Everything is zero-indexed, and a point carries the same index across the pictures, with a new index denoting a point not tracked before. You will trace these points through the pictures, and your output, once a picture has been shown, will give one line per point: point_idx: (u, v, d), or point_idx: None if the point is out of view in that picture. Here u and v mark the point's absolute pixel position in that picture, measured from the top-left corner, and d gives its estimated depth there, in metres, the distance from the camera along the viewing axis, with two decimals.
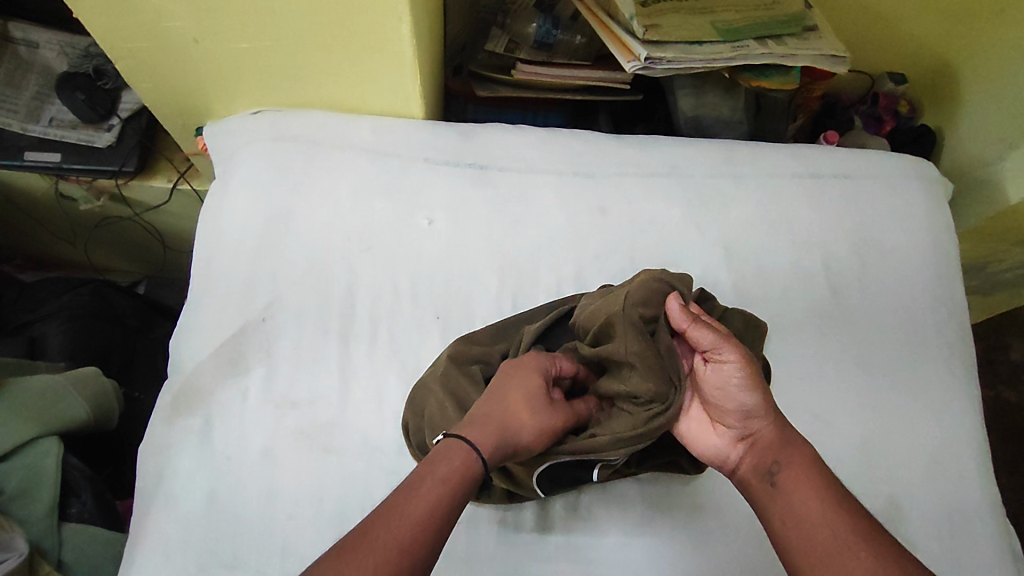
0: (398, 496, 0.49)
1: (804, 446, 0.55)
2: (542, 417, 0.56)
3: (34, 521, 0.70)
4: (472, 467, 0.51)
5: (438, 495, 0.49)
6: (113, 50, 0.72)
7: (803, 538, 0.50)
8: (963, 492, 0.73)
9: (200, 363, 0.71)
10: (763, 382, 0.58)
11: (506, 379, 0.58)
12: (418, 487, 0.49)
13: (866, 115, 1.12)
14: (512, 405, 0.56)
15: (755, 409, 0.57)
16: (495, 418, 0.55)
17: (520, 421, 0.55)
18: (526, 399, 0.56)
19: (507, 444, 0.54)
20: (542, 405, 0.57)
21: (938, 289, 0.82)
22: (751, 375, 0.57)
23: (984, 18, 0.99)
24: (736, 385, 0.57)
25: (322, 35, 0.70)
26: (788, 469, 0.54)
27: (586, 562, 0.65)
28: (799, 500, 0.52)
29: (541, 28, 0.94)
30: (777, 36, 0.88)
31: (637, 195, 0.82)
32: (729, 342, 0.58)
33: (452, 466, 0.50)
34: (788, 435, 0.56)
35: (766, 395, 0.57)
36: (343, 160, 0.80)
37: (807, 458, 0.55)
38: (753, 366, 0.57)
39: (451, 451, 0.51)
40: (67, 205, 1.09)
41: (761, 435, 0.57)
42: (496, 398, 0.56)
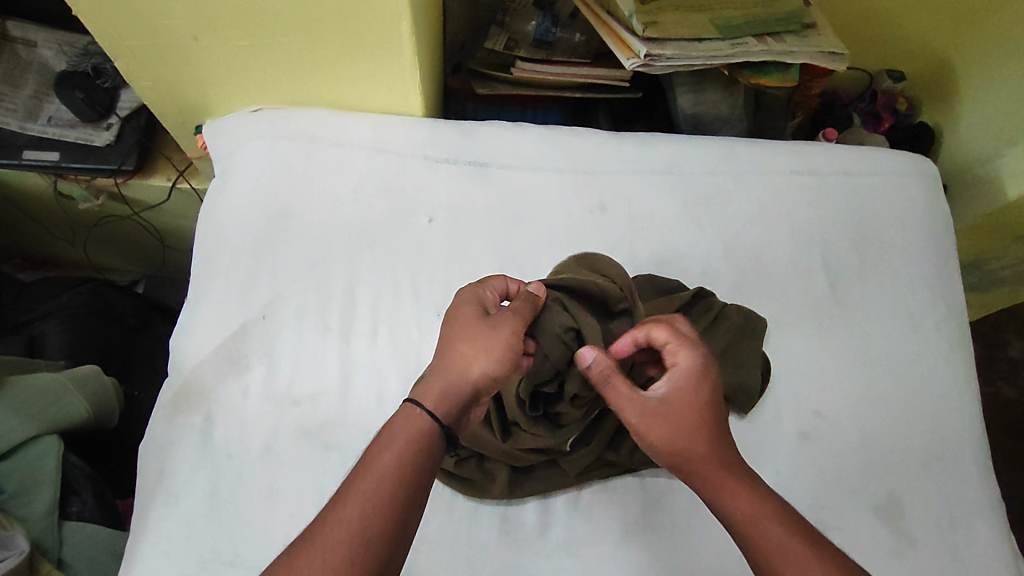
0: (349, 478, 0.48)
1: (731, 482, 0.53)
2: (482, 339, 0.54)
3: (34, 519, 0.70)
4: (420, 424, 0.51)
5: (388, 471, 0.48)
6: (113, 48, 0.72)
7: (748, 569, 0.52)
8: (962, 488, 0.73)
9: (200, 361, 0.71)
10: (677, 433, 0.54)
11: (449, 327, 0.57)
12: (366, 466, 0.48)
13: (864, 112, 1.13)
14: (449, 347, 0.55)
15: (677, 465, 0.55)
16: (436, 370, 0.54)
17: (461, 357, 0.54)
18: (461, 335, 0.55)
19: (454, 385, 0.53)
20: (482, 331, 0.55)
21: (938, 285, 0.83)
22: (661, 435, 0.54)
23: (983, 16, 0.99)
24: (651, 448, 0.55)
25: (322, 34, 0.70)
26: (727, 524, 0.53)
27: (587, 558, 0.65)
28: (747, 554, 0.51)
29: (540, 26, 0.94)
30: (776, 33, 0.88)
31: (636, 192, 0.82)
32: (627, 405, 0.55)
33: (400, 435, 0.50)
34: (712, 480, 0.53)
35: (682, 445, 0.54)
36: (342, 157, 0.80)
37: (741, 505, 0.52)
38: (656, 426, 0.55)
39: (397, 417, 0.52)
40: (66, 204, 1.09)
41: (691, 484, 0.55)
42: (438, 349, 0.56)
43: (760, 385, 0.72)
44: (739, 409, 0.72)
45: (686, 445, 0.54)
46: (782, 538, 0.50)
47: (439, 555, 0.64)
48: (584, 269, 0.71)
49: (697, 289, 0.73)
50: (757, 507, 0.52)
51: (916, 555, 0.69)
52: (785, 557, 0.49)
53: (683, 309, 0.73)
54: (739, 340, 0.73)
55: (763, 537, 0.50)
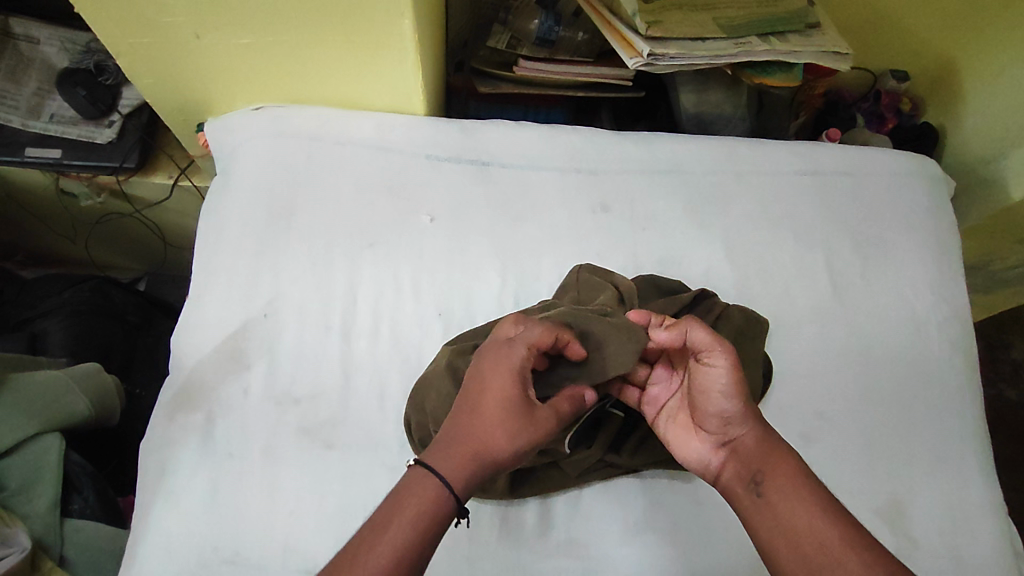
0: (360, 542, 0.49)
1: (789, 453, 0.55)
2: (520, 436, 0.54)
3: (36, 517, 0.70)
4: (437, 502, 0.51)
5: (405, 538, 0.49)
6: (115, 46, 0.72)
7: (791, 544, 0.51)
8: (965, 490, 0.73)
9: (201, 359, 0.71)
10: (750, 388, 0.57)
11: (485, 398, 0.54)
12: (380, 535, 0.49)
13: (869, 113, 1.13)
14: (481, 424, 0.53)
15: (743, 414, 0.56)
16: (459, 442, 0.53)
17: (489, 443, 0.53)
18: (494, 420, 0.53)
19: (476, 469, 0.53)
20: (518, 427, 0.54)
21: (941, 287, 0.82)
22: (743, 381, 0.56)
23: (989, 15, 0.98)
24: (726, 391, 0.56)
25: (324, 33, 0.70)
26: (768, 476, 0.54)
27: (587, 558, 0.65)
28: (782, 509, 0.52)
29: (543, 25, 0.92)
30: (781, 31, 0.87)
31: (638, 192, 0.82)
32: (720, 346, 0.55)
33: (416, 503, 0.51)
34: (770, 444, 0.55)
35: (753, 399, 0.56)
36: (344, 157, 0.80)
37: (789, 464, 0.54)
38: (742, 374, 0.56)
39: (413, 483, 0.52)
40: (68, 202, 1.09)
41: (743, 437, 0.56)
42: (462, 416, 0.54)
43: (762, 386, 0.72)
44: None
45: (754, 401, 0.57)
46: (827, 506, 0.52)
47: (440, 553, 0.64)
48: (592, 277, 0.72)
49: (698, 291, 0.73)
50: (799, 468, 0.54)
51: (919, 557, 0.69)
52: (822, 514, 0.51)
53: (684, 311, 0.73)
54: (744, 339, 0.72)
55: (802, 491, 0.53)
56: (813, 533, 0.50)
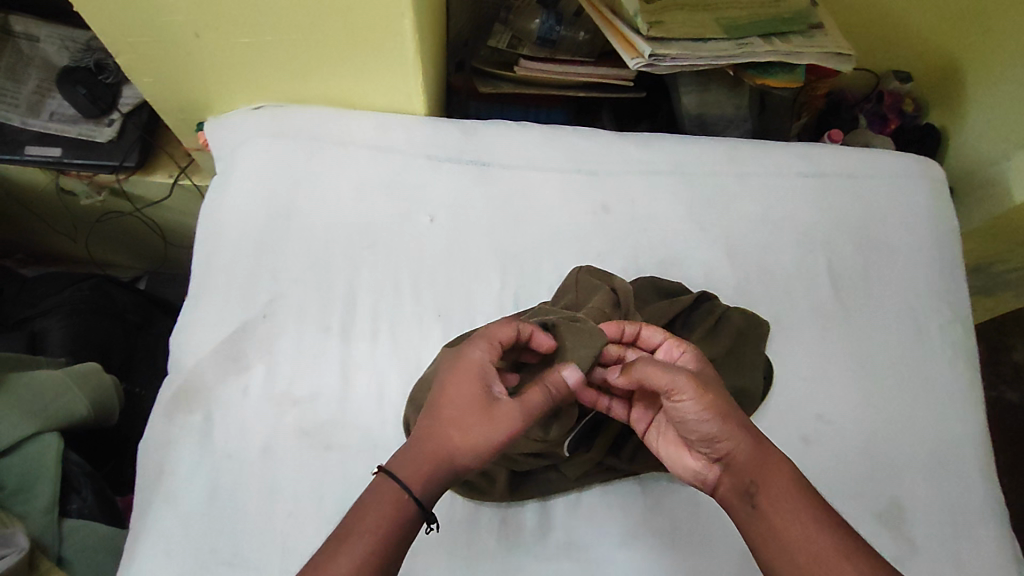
0: (326, 551, 0.50)
1: (779, 459, 0.53)
2: (478, 434, 0.53)
3: (34, 516, 0.70)
4: (401, 508, 0.52)
5: (366, 548, 0.49)
6: (114, 44, 0.72)
7: (790, 554, 0.50)
8: (966, 493, 0.73)
9: (200, 360, 0.70)
10: (727, 402, 0.54)
11: (443, 398, 0.55)
12: (344, 543, 0.50)
13: (870, 113, 1.13)
14: (442, 423, 0.54)
15: (727, 432, 0.53)
16: (423, 443, 0.54)
17: (451, 443, 0.53)
18: (454, 419, 0.54)
19: (439, 470, 0.53)
20: (478, 424, 0.53)
21: (943, 290, 0.82)
22: (716, 402, 0.53)
23: (993, 16, 0.98)
24: (703, 416, 0.53)
25: (324, 33, 0.70)
26: (762, 488, 0.53)
27: (586, 561, 0.65)
28: (778, 520, 0.51)
29: (545, 24, 0.93)
30: (783, 33, 0.87)
31: (639, 193, 0.81)
32: (687, 383, 0.52)
33: (380, 510, 0.51)
34: (760, 456, 0.53)
35: (732, 413, 0.53)
36: (343, 157, 0.80)
37: (781, 471, 0.53)
38: (717, 400, 0.53)
39: (378, 492, 0.52)
40: (68, 200, 1.09)
41: (731, 454, 0.54)
42: (424, 420, 0.55)
43: (763, 389, 0.71)
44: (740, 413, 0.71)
45: (737, 414, 0.54)
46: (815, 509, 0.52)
47: (438, 555, 0.63)
48: (591, 279, 0.71)
49: (699, 293, 0.73)
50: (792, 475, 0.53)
51: (920, 561, 0.69)
52: (816, 521, 0.51)
53: (685, 313, 0.72)
54: (745, 342, 0.72)
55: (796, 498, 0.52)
56: (810, 543, 0.50)
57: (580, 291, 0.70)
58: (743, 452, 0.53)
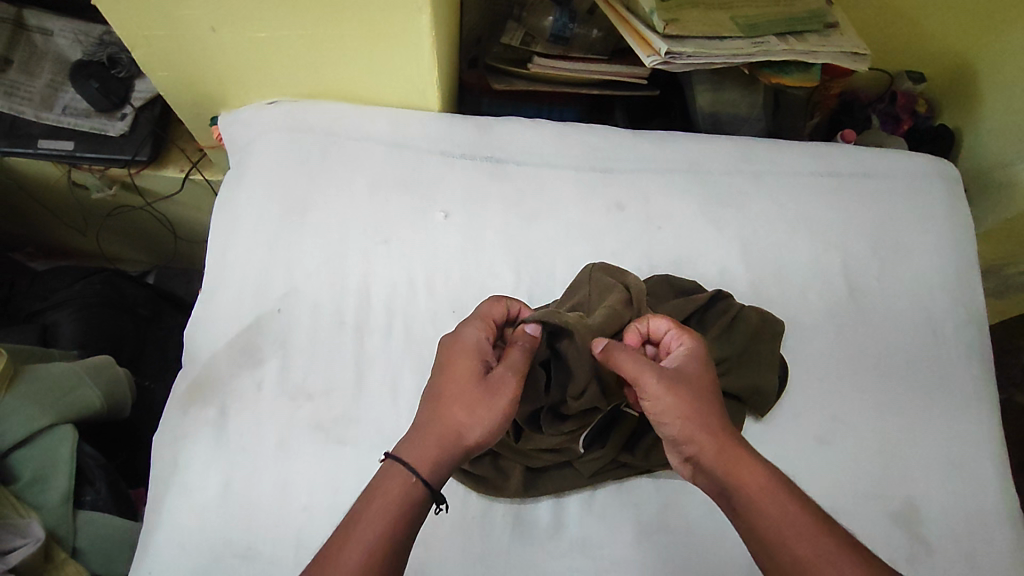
0: (336, 540, 0.49)
1: (751, 457, 0.53)
2: (479, 408, 0.54)
3: (49, 508, 0.70)
4: (411, 490, 0.51)
5: (378, 531, 0.49)
6: (131, 38, 0.72)
7: (767, 551, 0.50)
8: (980, 494, 0.73)
9: (214, 353, 0.70)
10: (694, 401, 0.54)
11: (444, 379, 0.55)
12: (356, 529, 0.49)
13: (884, 113, 1.11)
14: (445, 401, 0.54)
15: (686, 432, 0.54)
16: (428, 425, 0.54)
17: (456, 420, 0.53)
18: (459, 396, 0.54)
19: (446, 450, 0.53)
20: (479, 395, 0.54)
21: (958, 290, 0.82)
22: (674, 401, 0.54)
23: (1009, 16, 0.97)
24: (663, 415, 0.55)
25: (342, 28, 0.70)
26: (734, 488, 0.52)
27: (600, 559, 0.65)
28: (751, 522, 0.51)
29: (557, 22, 0.93)
30: (799, 32, 0.86)
31: (653, 191, 0.81)
32: (643, 376, 0.55)
33: (389, 494, 0.51)
34: (728, 452, 0.53)
35: (693, 412, 0.54)
36: (358, 153, 0.80)
37: (753, 470, 0.52)
38: (679, 397, 0.54)
39: (386, 477, 0.52)
40: (80, 194, 1.09)
41: (698, 453, 0.54)
42: (428, 402, 0.55)
43: (777, 388, 0.71)
44: (754, 412, 0.71)
45: (704, 411, 0.54)
46: (791, 510, 0.50)
47: (453, 551, 0.63)
48: (605, 276, 0.71)
49: (714, 292, 0.73)
50: (768, 474, 0.52)
51: (934, 562, 0.69)
52: (795, 526, 0.50)
53: (700, 311, 0.72)
54: (761, 340, 0.72)
55: (770, 499, 0.51)
56: (783, 541, 0.49)
57: (590, 286, 0.70)
58: (708, 451, 0.53)
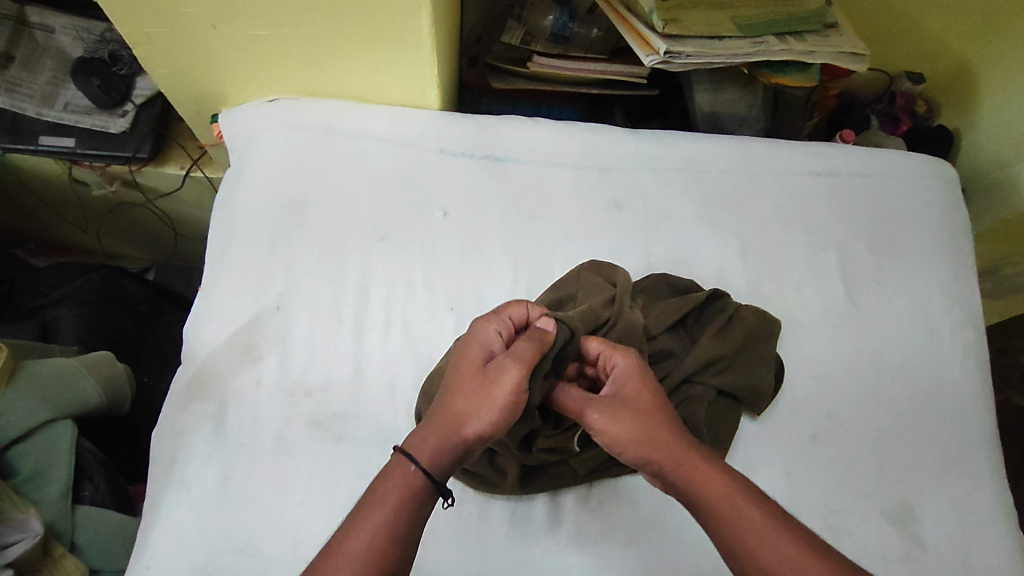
0: (342, 528, 0.49)
1: (705, 467, 0.52)
2: (478, 398, 0.54)
3: (48, 502, 0.71)
4: (414, 479, 0.51)
5: (380, 519, 0.49)
6: (132, 35, 0.72)
7: (743, 563, 0.49)
8: (975, 494, 0.73)
9: (213, 350, 0.71)
10: (638, 423, 0.54)
11: (454, 373, 0.57)
12: (360, 519, 0.49)
13: (882, 114, 1.12)
14: (450, 393, 0.55)
15: (639, 456, 0.54)
16: (435, 418, 0.55)
17: (458, 411, 0.54)
18: (462, 387, 0.55)
19: (449, 441, 0.53)
20: (478, 385, 0.54)
21: (955, 291, 0.82)
22: (618, 428, 0.54)
23: (1010, 17, 0.97)
24: (615, 447, 0.55)
25: (341, 27, 0.71)
26: (696, 505, 0.51)
27: (595, 556, 0.65)
28: (720, 535, 0.50)
29: (557, 21, 0.93)
30: (798, 31, 0.87)
31: (651, 190, 0.82)
32: (584, 412, 0.56)
33: (396, 483, 0.51)
34: (682, 466, 0.52)
35: (640, 433, 0.54)
36: (357, 151, 0.80)
37: (708, 480, 0.52)
38: (621, 422, 0.54)
39: (390, 468, 0.52)
40: (81, 191, 1.09)
41: (658, 474, 0.53)
42: (438, 396, 0.56)
43: (774, 387, 0.72)
44: (751, 411, 0.72)
45: (650, 431, 0.54)
46: (748, 515, 0.49)
47: (450, 547, 0.64)
48: (595, 275, 0.72)
49: (710, 291, 0.74)
50: (724, 482, 0.51)
51: (928, 561, 0.69)
52: (759, 532, 0.49)
53: (697, 310, 0.73)
54: (758, 338, 0.72)
55: (732, 508, 0.50)
56: (752, 549, 0.48)
57: (584, 286, 0.71)
58: (664, 470, 0.53)
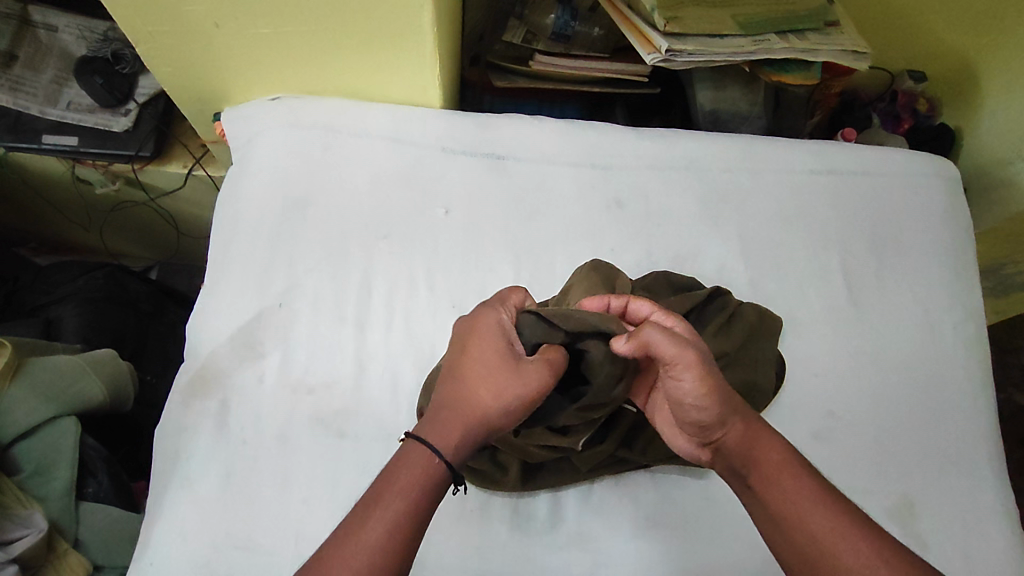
0: (357, 515, 0.49)
1: (771, 435, 0.54)
2: (503, 390, 0.53)
3: (52, 498, 0.71)
4: (435, 469, 0.51)
5: (399, 507, 0.49)
6: (135, 34, 0.72)
7: (795, 529, 0.49)
8: (976, 492, 0.73)
9: (217, 346, 0.71)
10: (722, 380, 0.54)
11: (470, 361, 0.55)
12: (377, 504, 0.49)
13: (884, 113, 1.13)
14: (473, 383, 0.54)
15: (716, 412, 0.53)
16: (456, 408, 0.54)
17: (484, 401, 0.53)
18: (487, 378, 0.54)
19: (473, 430, 0.53)
20: (503, 376, 0.54)
21: (956, 290, 0.82)
22: (711, 378, 0.52)
23: (1014, 16, 0.97)
24: (703, 396, 0.52)
25: (344, 26, 0.71)
26: (760, 469, 0.52)
27: (598, 554, 0.66)
28: (774, 495, 0.50)
29: (560, 19, 0.93)
30: (799, 30, 0.87)
31: (653, 188, 0.82)
32: (686, 352, 0.52)
33: (409, 475, 0.50)
34: (753, 428, 0.54)
35: (726, 390, 0.53)
36: (360, 149, 0.80)
37: (775, 448, 0.53)
38: (712, 376, 0.52)
39: (409, 457, 0.51)
40: (83, 189, 1.10)
41: (727, 432, 0.54)
42: (453, 384, 0.55)
43: (774, 384, 0.72)
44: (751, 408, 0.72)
45: (730, 393, 0.53)
46: (803, 486, 0.50)
47: (452, 545, 0.64)
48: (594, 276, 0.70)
49: (712, 288, 0.73)
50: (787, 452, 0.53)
51: (929, 558, 0.69)
52: (814, 499, 0.49)
53: (699, 306, 0.72)
54: (757, 335, 0.72)
55: (792, 477, 0.51)
56: (810, 514, 0.49)
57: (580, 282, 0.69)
58: (735, 432, 0.54)
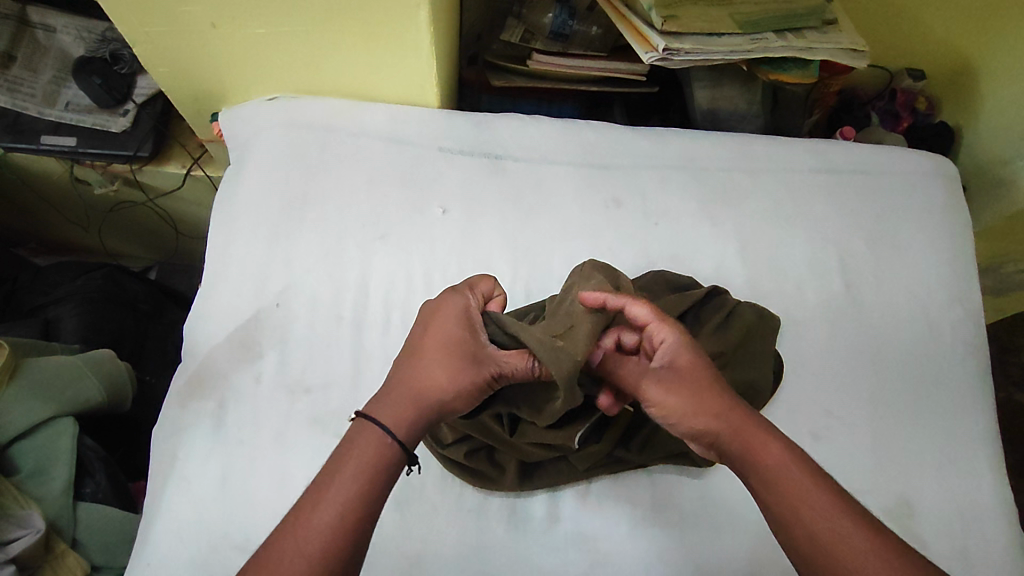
0: (310, 497, 0.47)
1: (768, 437, 0.52)
2: (459, 373, 0.55)
3: (50, 498, 0.71)
4: (388, 449, 0.50)
5: (352, 489, 0.48)
6: (132, 34, 0.72)
7: (797, 536, 0.48)
8: (976, 491, 0.73)
9: (215, 346, 0.71)
10: (695, 395, 0.54)
11: (432, 342, 0.56)
12: (330, 486, 0.48)
13: (883, 112, 1.12)
14: (432, 365, 0.55)
15: (698, 427, 0.54)
16: (413, 388, 0.54)
17: (439, 381, 0.55)
18: (446, 360, 0.55)
19: (426, 413, 0.54)
20: (462, 362, 0.56)
21: (956, 289, 0.82)
22: (675, 400, 0.55)
23: (1012, 15, 0.96)
24: (671, 417, 0.55)
25: (340, 26, 0.71)
26: (758, 476, 0.51)
27: (595, 554, 0.65)
28: (769, 503, 0.50)
29: (557, 19, 0.92)
30: (797, 28, 0.86)
31: (651, 187, 0.82)
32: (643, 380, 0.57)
33: (361, 460, 0.49)
34: (744, 434, 0.52)
35: (699, 405, 0.54)
36: (357, 149, 0.80)
37: (771, 450, 0.51)
38: (677, 396, 0.55)
39: (364, 436, 0.51)
40: (82, 190, 1.10)
41: (717, 443, 0.53)
42: (412, 364, 0.55)
43: (771, 384, 0.71)
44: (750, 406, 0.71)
45: (708, 406, 0.54)
46: (807, 488, 0.49)
47: (450, 545, 0.64)
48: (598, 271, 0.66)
49: (709, 288, 0.73)
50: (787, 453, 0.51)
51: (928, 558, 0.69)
52: (813, 501, 0.48)
53: (697, 306, 0.72)
54: (755, 334, 0.72)
55: (791, 481, 0.49)
56: (813, 519, 0.47)
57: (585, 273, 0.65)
58: (727, 441, 0.53)
